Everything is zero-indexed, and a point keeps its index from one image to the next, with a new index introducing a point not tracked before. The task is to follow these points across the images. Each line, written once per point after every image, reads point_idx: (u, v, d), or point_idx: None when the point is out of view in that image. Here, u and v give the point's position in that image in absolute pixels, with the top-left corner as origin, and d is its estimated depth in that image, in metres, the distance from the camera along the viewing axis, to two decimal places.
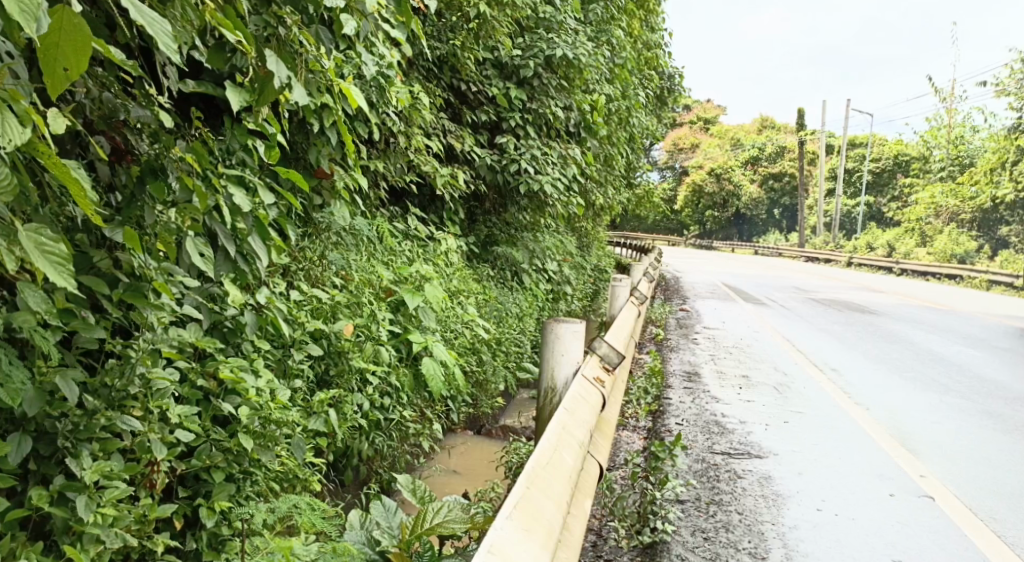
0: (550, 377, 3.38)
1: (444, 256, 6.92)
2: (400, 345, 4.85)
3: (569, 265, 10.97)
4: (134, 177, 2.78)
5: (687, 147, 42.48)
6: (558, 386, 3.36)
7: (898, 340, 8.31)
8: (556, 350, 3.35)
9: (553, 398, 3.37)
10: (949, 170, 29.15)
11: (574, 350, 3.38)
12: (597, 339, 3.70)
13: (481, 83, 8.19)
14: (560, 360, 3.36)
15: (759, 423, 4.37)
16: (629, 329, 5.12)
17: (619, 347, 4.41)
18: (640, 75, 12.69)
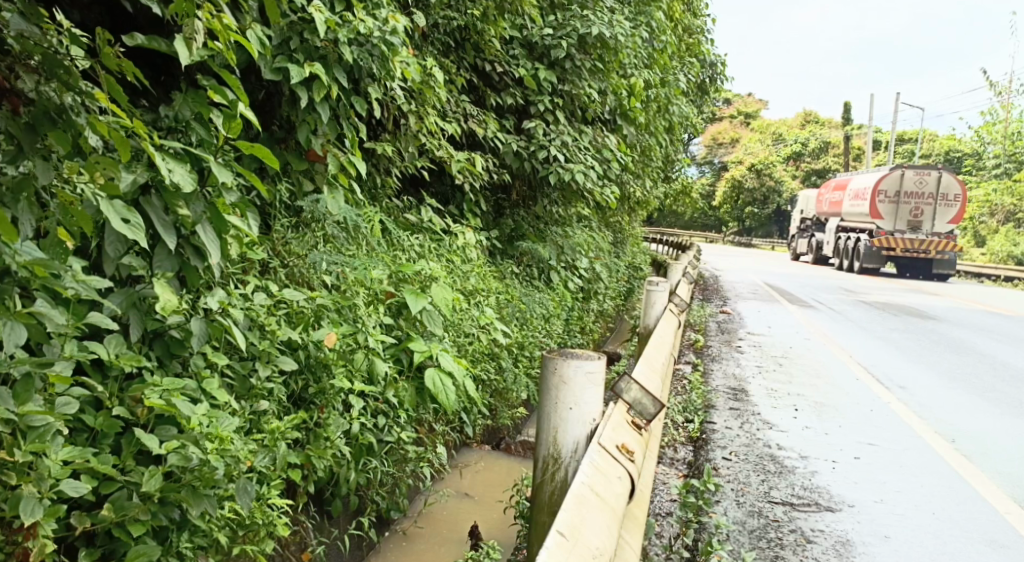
0: (552, 440, 2.77)
1: (461, 252, 6.31)
2: (401, 355, 4.21)
3: (603, 264, 10.27)
4: (27, 124, 2.22)
5: (727, 142, 41.39)
6: (562, 453, 2.75)
7: (968, 352, 7.47)
8: (563, 401, 2.72)
9: (557, 468, 2.76)
10: (1004, 167, 27.64)
11: (588, 401, 2.74)
12: (624, 381, 3.01)
13: (506, 64, 7.54)
14: (567, 416, 2.73)
15: (824, 460, 3.69)
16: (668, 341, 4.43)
17: (654, 369, 3.73)
18: (681, 61, 11.90)
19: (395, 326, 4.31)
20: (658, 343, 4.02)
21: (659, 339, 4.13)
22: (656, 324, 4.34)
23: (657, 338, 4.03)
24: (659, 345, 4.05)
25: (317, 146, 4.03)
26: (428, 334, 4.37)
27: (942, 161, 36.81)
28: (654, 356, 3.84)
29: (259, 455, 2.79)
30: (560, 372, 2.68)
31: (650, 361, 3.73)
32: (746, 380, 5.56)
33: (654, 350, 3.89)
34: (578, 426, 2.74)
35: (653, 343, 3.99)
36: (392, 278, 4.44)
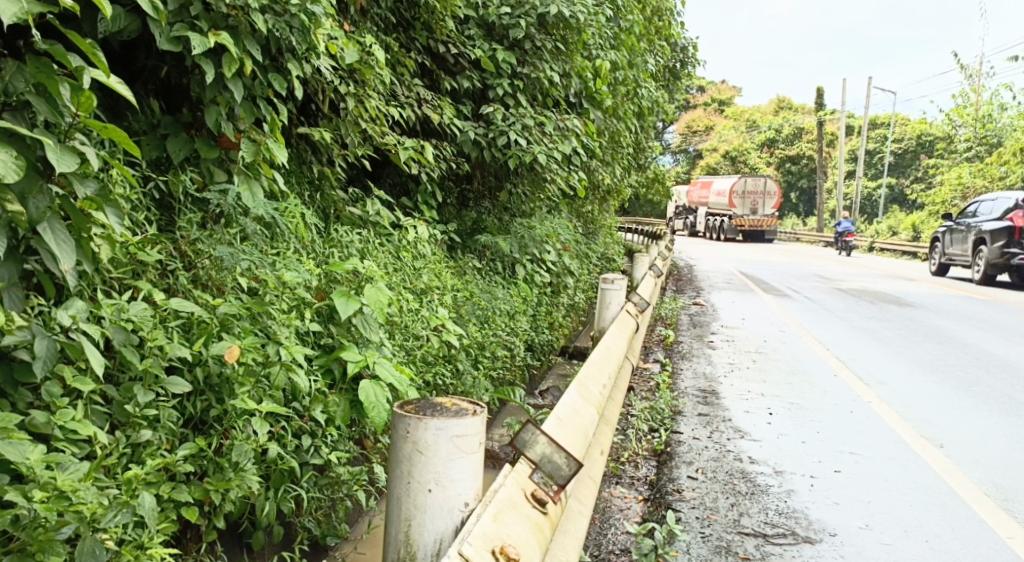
0: (407, 534, 2.32)
1: (411, 247, 5.87)
2: (331, 366, 3.77)
3: (572, 255, 9.84)
4: None
5: (701, 130, 41.14)
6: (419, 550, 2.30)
7: (948, 341, 7.14)
8: (420, 480, 2.30)
9: None
10: (976, 150, 27.45)
11: (453, 478, 2.32)
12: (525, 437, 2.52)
13: (461, 45, 7.06)
14: (427, 502, 2.29)
15: (802, 476, 3.31)
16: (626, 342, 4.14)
17: (603, 381, 3.40)
18: (649, 43, 11.46)
19: (324, 332, 3.87)
20: (605, 352, 3.64)
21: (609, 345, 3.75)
22: (608, 326, 3.97)
23: (603, 344, 3.64)
24: (607, 355, 3.65)
25: (228, 131, 3.55)
26: (362, 341, 3.93)
27: (915, 145, 37.17)
28: (598, 368, 3.44)
29: (109, 511, 2.19)
30: (418, 436, 2.30)
31: (591, 375, 3.33)
32: (719, 380, 5.17)
33: (599, 363, 3.50)
34: (441, 513, 2.31)
35: (600, 354, 3.60)
36: (323, 279, 3.98)
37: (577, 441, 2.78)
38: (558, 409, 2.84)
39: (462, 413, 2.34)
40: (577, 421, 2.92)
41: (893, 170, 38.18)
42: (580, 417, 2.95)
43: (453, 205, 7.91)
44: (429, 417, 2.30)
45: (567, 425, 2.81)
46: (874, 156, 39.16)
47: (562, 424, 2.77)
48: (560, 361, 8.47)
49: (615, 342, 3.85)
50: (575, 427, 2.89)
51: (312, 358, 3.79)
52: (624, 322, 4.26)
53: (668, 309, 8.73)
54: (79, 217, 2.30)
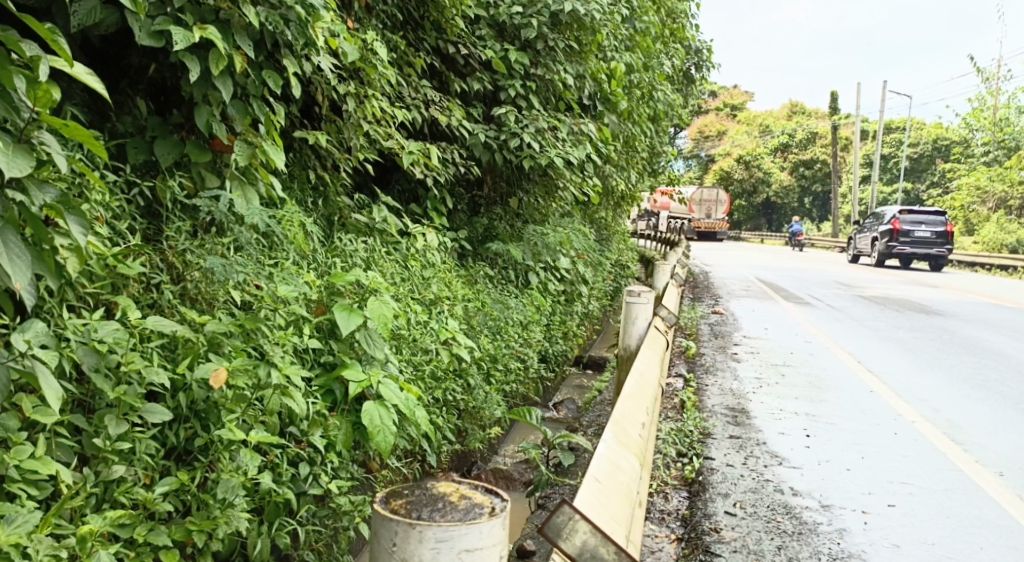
0: None
1: (420, 256, 5.60)
2: (332, 386, 3.49)
3: (587, 263, 9.55)
4: None
5: (714, 135, 40.77)
6: None
7: (984, 352, 6.81)
8: None
9: None
10: (995, 153, 26.97)
11: None
12: (553, 517, 2.02)
13: (471, 45, 6.80)
14: None
15: (851, 518, 3.06)
16: (654, 360, 3.83)
17: (636, 417, 3.07)
18: (664, 45, 11.17)
19: (325, 349, 3.60)
20: (639, 383, 3.31)
21: (642, 375, 3.43)
22: (637, 351, 3.66)
23: (636, 374, 3.32)
24: (641, 387, 3.34)
25: (220, 133, 3.29)
26: (365, 358, 3.65)
27: (931, 149, 36.79)
28: (634, 406, 3.11)
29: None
30: (413, 553, 1.86)
31: (627, 412, 3.01)
32: (748, 396, 4.87)
33: (633, 397, 3.18)
34: None
35: (633, 386, 3.28)
36: (324, 291, 3.71)
37: (620, 503, 2.42)
38: (594, 469, 2.42)
39: (473, 519, 1.88)
40: (616, 479, 2.53)
41: (908, 174, 37.68)
42: (619, 470, 2.59)
43: (463, 211, 7.63)
44: (428, 527, 1.86)
45: (607, 485, 2.44)
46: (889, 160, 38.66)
47: (603, 486, 2.39)
48: (575, 372, 8.16)
49: (647, 371, 3.53)
50: (613, 488, 2.49)
51: (312, 377, 3.51)
52: (654, 346, 3.94)
53: (686, 319, 8.43)
54: (39, 228, 2.11)
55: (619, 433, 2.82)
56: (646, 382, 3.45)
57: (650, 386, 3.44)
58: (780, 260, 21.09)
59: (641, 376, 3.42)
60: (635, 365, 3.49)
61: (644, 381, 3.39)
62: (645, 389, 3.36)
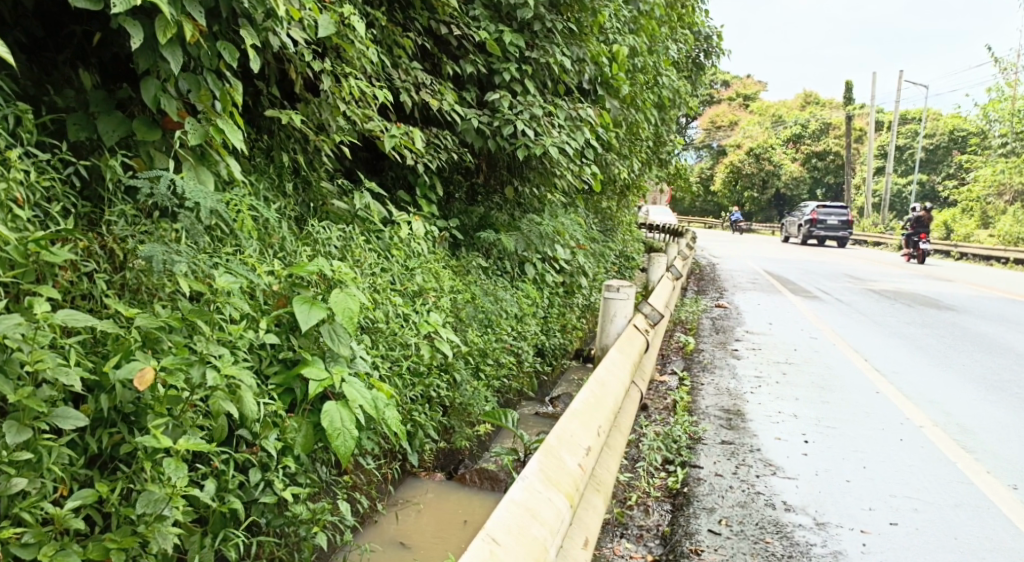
0: None
1: (404, 246, 5.34)
2: (292, 384, 3.24)
3: (589, 254, 9.24)
4: None
5: (725, 126, 40.24)
6: None
7: (995, 350, 6.52)
8: None
9: None
10: (1010, 146, 26.41)
11: None
12: None
13: (464, 26, 6.50)
14: None
15: (847, 542, 2.88)
16: (632, 358, 3.62)
17: (580, 438, 2.83)
18: (670, 30, 10.80)
19: (284, 345, 3.34)
20: (596, 394, 3.09)
21: (604, 384, 3.20)
22: (606, 354, 3.43)
23: (593, 385, 3.08)
24: (598, 398, 3.11)
25: (171, 111, 3.03)
26: (329, 356, 3.39)
27: (945, 140, 36.17)
28: (582, 425, 2.89)
29: None
30: None
31: (571, 433, 2.80)
32: (744, 396, 4.63)
33: (583, 413, 2.96)
34: None
35: (588, 398, 3.06)
36: (286, 282, 3.45)
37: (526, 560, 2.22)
38: (496, 526, 2.24)
39: None
40: (530, 529, 2.34)
41: (922, 166, 37.09)
42: (536, 515, 2.39)
43: (458, 199, 7.35)
44: None
45: (511, 540, 2.24)
46: (903, 151, 38.04)
47: (504, 544, 2.20)
48: (573, 366, 7.88)
49: (612, 377, 3.30)
50: (524, 544, 2.28)
51: (269, 374, 3.26)
52: (631, 345, 3.71)
53: (687, 313, 8.14)
54: None
55: (552, 463, 2.60)
56: (607, 391, 3.22)
57: (611, 395, 3.22)
58: (790, 253, 20.72)
59: (601, 385, 3.19)
60: (597, 371, 3.26)
61: (605, 391, 3.17)
62: (605, 401, 3.13)
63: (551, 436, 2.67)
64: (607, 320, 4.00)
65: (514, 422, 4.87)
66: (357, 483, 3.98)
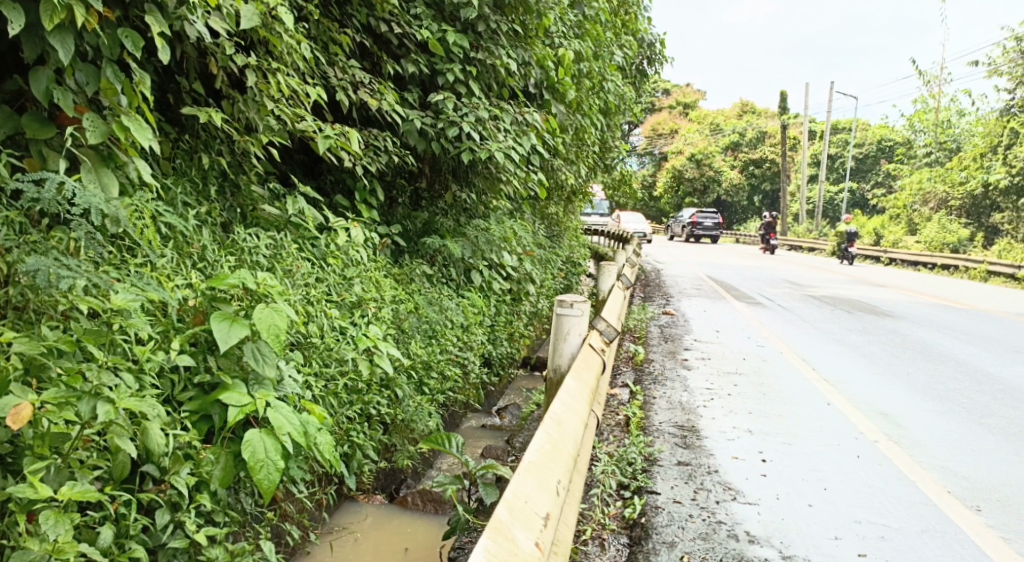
0: None
1: (342, 254, 5.03)
2: (211, 410, 2.92)
3: (536, 261, 9.00)
4: None
5: (666, 133, 40.53)
6: None
7: (943, 357, 6.47)
8: None
9: None
10: (935, 155, 26.77)
11: None
12: None
13: (406, 24, 6.22)
14: None
15: None
16: (587, 389, 3.31)
17: (537, 504, 2.46)
18: (617, 34, 10.65)
19: (201, 369, 3.01)
20: (552, 441, 2.75)
21: (561, 427, 2.87)
22: (559, 386, 3.11)
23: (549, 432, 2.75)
24: (555, 445, 2.78)
25: (69, 107, 2.75)
26: (252, 380, 3.07)
27: (875, 149, 36.99)
28: (539, 485, 2.54)
29: None
30: None
31: (526, 498, 2.44)
32: (697, 410, 4.42)
33: (539, 468, 2.60)
34: None
35: (543, 448, 2.71)
36: (202, 297, 3.12)
37: None
38: None
39: None
40: None
41: (854, 174, 37.81)
42: None
43: (401, 204, 7.04)
44: None
45: None
46: (837, 159, 38.73)
47: None
48: (520, 376, 7.63)
49: (569, 417, 2.98)
50: None
51: (183, 400, 2.93)
52: (585, 374, 3.40)
53: (636, 321, 7.97)
54: None
55: (504, 544, 2.23)
56: (565, 435, 2.89)
57: (569, 439, 2.88)
58: (734, 258, 20.84)
59: (557, 428, 2.86)
60: (553, 410, 2.92)
61: (562, 436, 2.83)
62: (562, 448, 2.80)
63: (503, 508, 2.31)
64: (558, 339, 3.68)
65: (457, 448, 4.17)
66: (288, 512, 3.66)
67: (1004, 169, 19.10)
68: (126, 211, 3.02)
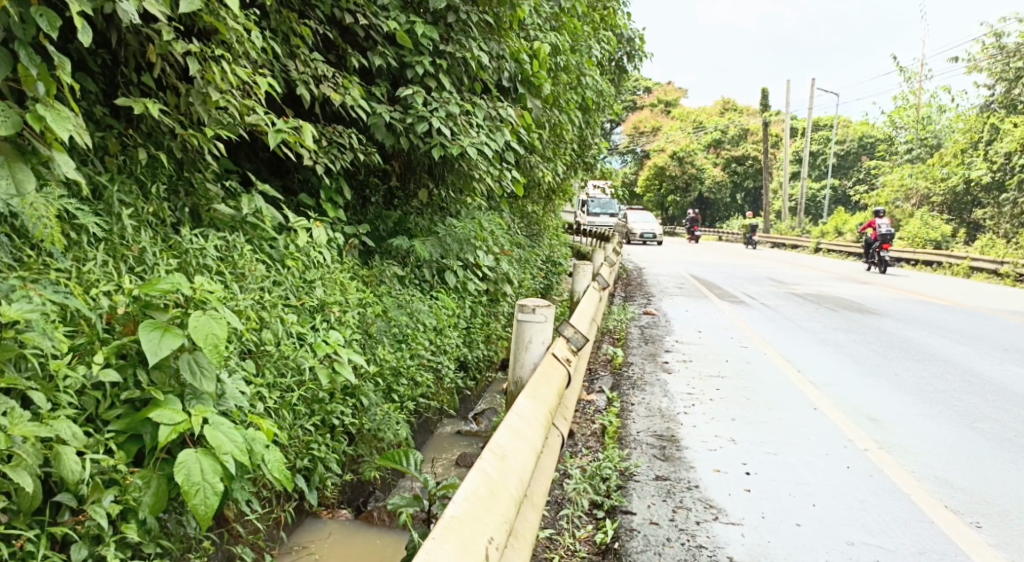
0: None
1: (303, 255, 4.75)
2: (139, 429, 2.65)
3: (514, 261, 8.73)
4: None
5: (648, 131, 40.39)
6: None
7: (930, 357, 6.27)
8: None
9: None
10: (916, 152, 26.64)
11: None
12: None
13: (372, 15, 5.94)
14: None
15: None
16: (541, 410, 2.95)
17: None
18: (594, 29, 10.41)
19: (130, 384, 2.73)
20: (489, 483, 2.36)
21: (503, 462, 2.49)
22: (509, 409, 2.75)
23: (485, 472, 2.36)
24: (493, 487, 2.40)
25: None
26: (189, 394, 2.80)
27: (856, 146, 36.98)
28: (464, 547, 2.14)
29: None
30: None
31: None
32: (677, 417, 4.17)
33: (466, 525, 2.20)
34: None
35: (477, 494, 2.31)
36: (133, 304, 2.85)
37: None
38: None
39: None
40: None
41: (835, 171, 37.75)
42: None
43: (373, 203, 6.77)
44: None
45: None
46: (818, 157, 38.66)
47: None
48: (498, 379, 7.37)
49: (515, 448, 2.61)
50: None
51: (109, 419, 2.65)
52: (542, 394, 3.06)
53: (615, 322, 7.73)
54: None
55: None
56: (509, 472, 2.51)
57: (512, 479, 2.49)
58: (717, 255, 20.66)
59: (499, 465, 2.47)
60: (496, 442, 2.55)
61: (503, 474, 2.45)
62: (503, 490, 2.41)
63: None
64: (520, 348, 3.41)
65: (417, 468, 3.92)
66: (238, 534, 3.38)
67: (985, 164, 19.00)
68: (34, 211, 2.79)
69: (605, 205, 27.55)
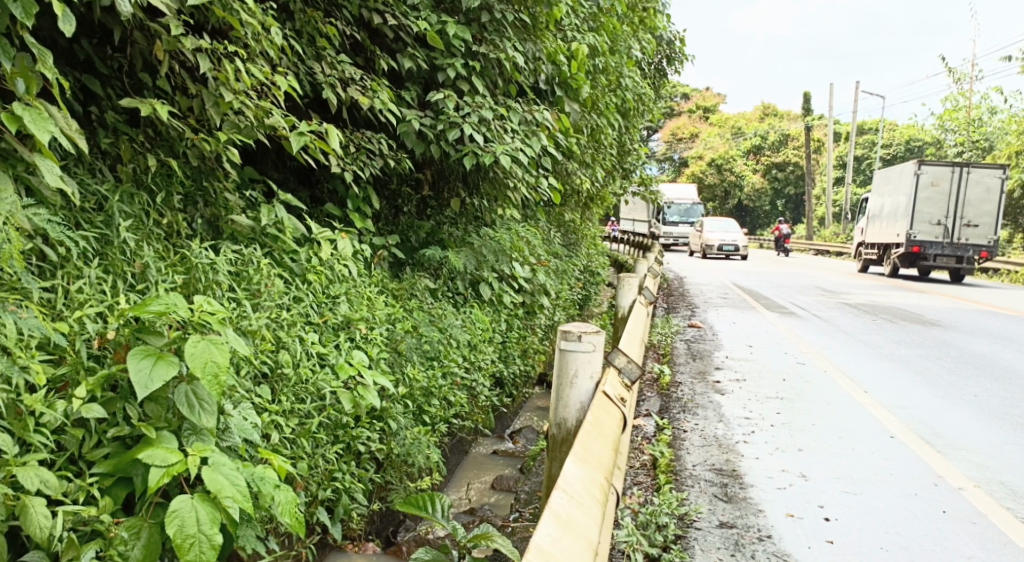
0: None
1: (325, 267, 4.41)
2: (128, 471, 2.33)
3: (552, 271, 8.35)
4: None
5: (686, 137, 39.77)
6: None
7: (1008, 375, 5.75)
8: None
9: None
10: (967, 155, 25.71)
11: None
12: None
13: (402, 15, 5.60)
14: None
15: None
16: (592, 485, 2.47)
17: None
18: (633, 31, 10.01)
19: (119, 419, 2.41)
20: None
21: None
22: (553, 495, 2.26)
23: None
24: None
25: None
26: (187, 430, 2.48)
27: (903, 150, 36.04)
28: None
29: None
30: None
31: None
32: (736, 447, 3.76)
33: None
34: None
35: None
36: (126, 328, 2.53)
37: None
38: None
39: None
40: None
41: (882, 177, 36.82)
42: None
43: (406, 212, 6.44)
44: None
45: None
46: (863, 162, 37.69)
47: None
48: (536, 394, 7.00)
49: (564, 551, 2.10)
50: None
51: (95, 460, 2.34)
52: (595, 453, 2.64)
53: (659, 336, 7.31)
54: None
55: None
56: None
57: None
58: (760, 264, 20.06)
59: None
60: (540, 543, 2.07)
61: None
62: None
63: None
64: (565, 383, 3.03)
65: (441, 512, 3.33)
66: None
67: None
68: (11, 221, 2.48)
69: (688, 211, 26.04)
